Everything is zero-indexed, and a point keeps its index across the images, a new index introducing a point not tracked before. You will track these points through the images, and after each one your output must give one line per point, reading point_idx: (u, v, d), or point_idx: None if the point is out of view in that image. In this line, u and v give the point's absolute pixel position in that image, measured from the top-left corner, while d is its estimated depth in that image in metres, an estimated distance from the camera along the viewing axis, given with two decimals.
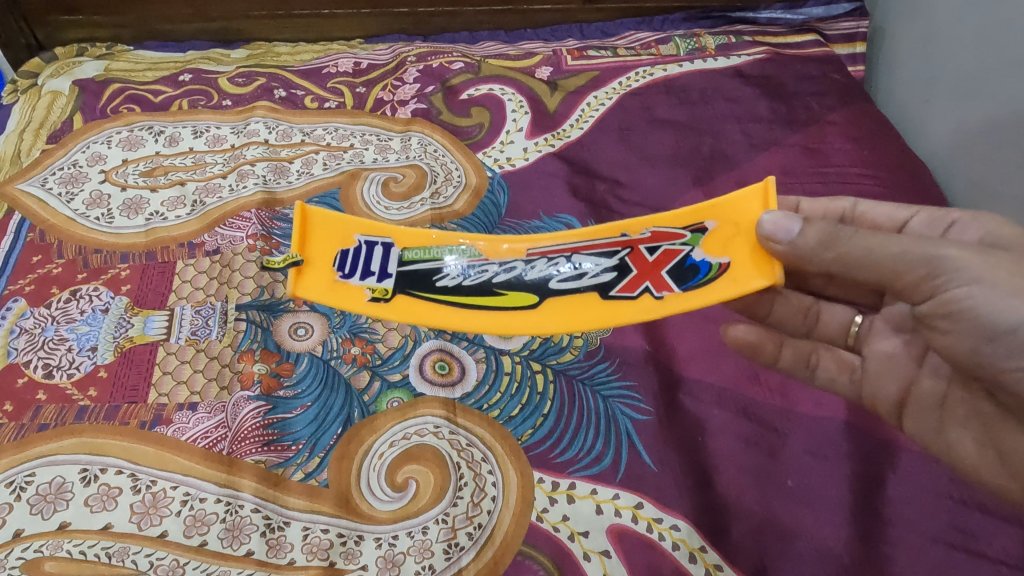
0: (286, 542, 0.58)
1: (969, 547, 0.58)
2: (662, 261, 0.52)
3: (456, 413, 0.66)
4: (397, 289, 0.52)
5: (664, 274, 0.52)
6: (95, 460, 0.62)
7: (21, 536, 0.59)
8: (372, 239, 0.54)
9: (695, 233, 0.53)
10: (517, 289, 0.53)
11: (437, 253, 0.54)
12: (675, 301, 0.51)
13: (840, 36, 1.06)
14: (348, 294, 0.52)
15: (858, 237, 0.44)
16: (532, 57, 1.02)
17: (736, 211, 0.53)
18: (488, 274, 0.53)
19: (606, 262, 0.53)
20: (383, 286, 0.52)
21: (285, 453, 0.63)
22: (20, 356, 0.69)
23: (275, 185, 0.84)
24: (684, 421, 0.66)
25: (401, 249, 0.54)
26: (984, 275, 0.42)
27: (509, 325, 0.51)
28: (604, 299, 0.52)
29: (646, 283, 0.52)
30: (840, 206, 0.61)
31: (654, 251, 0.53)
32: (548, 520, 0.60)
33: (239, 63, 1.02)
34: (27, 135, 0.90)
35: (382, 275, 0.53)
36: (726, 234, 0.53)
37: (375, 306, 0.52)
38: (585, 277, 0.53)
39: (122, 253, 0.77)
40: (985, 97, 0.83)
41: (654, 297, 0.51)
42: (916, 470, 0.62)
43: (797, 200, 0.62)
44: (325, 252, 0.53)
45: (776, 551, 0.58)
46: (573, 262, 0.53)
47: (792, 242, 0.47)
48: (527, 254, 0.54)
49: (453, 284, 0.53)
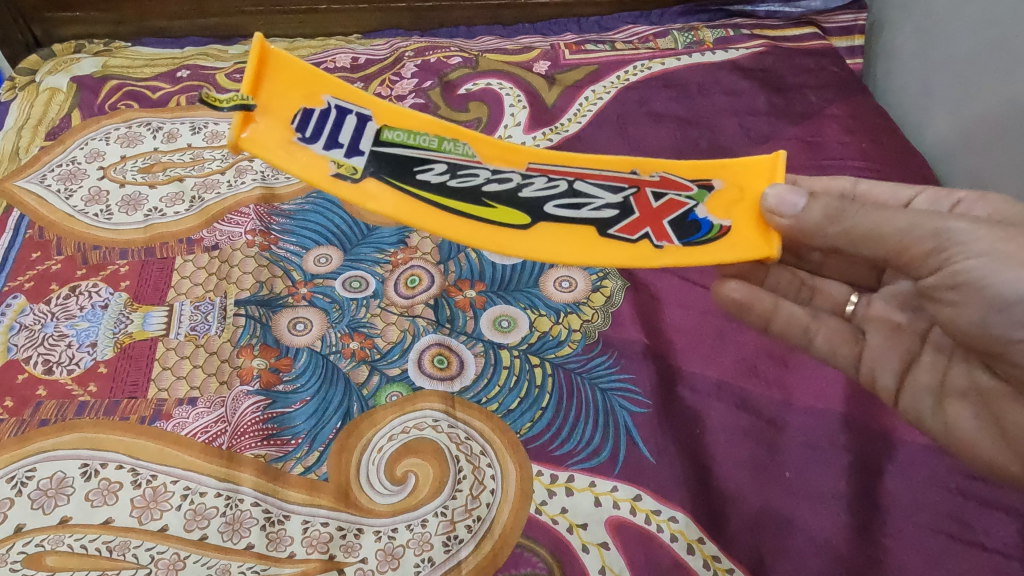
0: (287, 535, 0.59)
1: (966, 538, 0.58)
2: (667, 210, 0.48)
3: (455, 406, 0.66)
4: (369, 170, 0.45)
5: (665, 223, 0.47)
6: (95, 455, 0.63)
7: (22, 530, 0.59)
8: (346, 106, 0.46)
9: (701, 188, 0.49)
10: (507, 203, 0.46)
11: (428, 142, 0.46)
12: (679, 254, 0.47)
13: (839, 29, 1.06)
14: (306, 162, 0.44)
15: (863, 213, 0.44)
16: (530, 51, 1.02)
17: (746, 178, 0.50)
18: (478, 179, 0.46)
19: (610, 198, 0.48)
20: (350, 163, 0.45)
21: (284, 447, 0.63)
22: (21, 352, 0.69)
23: (273, 181, 0.84)
24: (683, 413, 0.66)
25: (381, 126, 0.46)
26: (984, 252, 0.42)
27: (486, 242, 0.45)
28: (600, 236, 0.47)
29: (646, 229, 0.47)
30: (840, 185, 0.61)
31: (660, 198, 0.48)
32: (547, 512, 0.60)
33: (237, 59, 1.02)
34: (25, 132, 0.90)
35: (351, 151, 0.45)
36: (730, 197, 0.49)
37: (337, 184, 0.44)
38: (584, 208, 0.47)
39: (122, 250, 0.77)
40: (983, 86, 0.83)
41: (652, 245, 0.47)
42: (912, 462, 0.62)
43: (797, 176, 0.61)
44: (285, 104, 0.44)
45: (773, 542, 0.59)
46: (575, 188, 0.47)
47: (798, 217, 0.45)
48: (528, 168, 0.47)
49: (437, 180, 0.46)
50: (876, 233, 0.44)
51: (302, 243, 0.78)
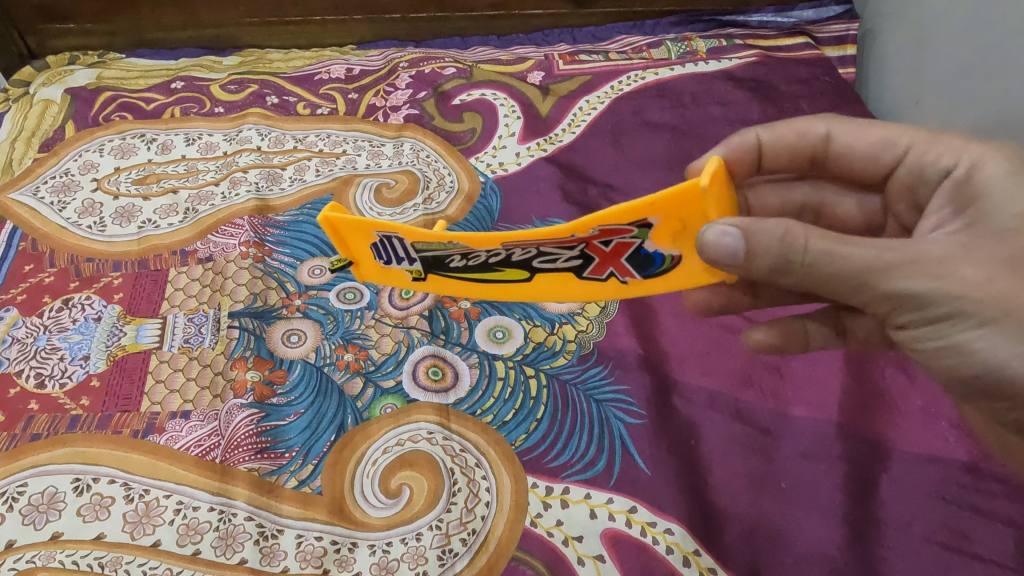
0: (280, 550, 0.58)
1: (962, 548, 0.58)
2: (619, 252, 0.46)
3: (450, 418, 0.66)
4: (428, 270, 0.53)
5: (623, 263, 0.47)
6: (88, 469, 0.62)
7: (14, 546, 0.58)
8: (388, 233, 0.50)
9: (642, 228, 0.43)
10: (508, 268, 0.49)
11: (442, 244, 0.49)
12: (644, 284, 0.48)
13: (831, 39, 1.08)
14: (397, 277, 0.56)
15: (809, 260, 0.40)
16: (525, 61, 1.03)
17: (687, 207, 0.42)
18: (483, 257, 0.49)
19: (569, 254, 0.46)
20: (416, 267, 0.53)
21: (278, 460, 0.63)
22: (13, 365, 0.69)
23: (267, 192, 0.84)
24: (678, 424, 0.66)
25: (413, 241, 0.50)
26: (981, 278, 0.40)
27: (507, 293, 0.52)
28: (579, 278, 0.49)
29: (609, 269, 0.47)
30: (809, 145, 0.54)
31: (608, 244, 0.45)
32: (542, 525, 0.60)
33: (232, 70, 1.02)
34: (19, 143, 0.90)
35: (411, 261, 0.52)
36: (673, 229, 0.44)
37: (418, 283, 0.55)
38: (558, 261, 0.47)
39: (115, 262, 0.77)
40: (976, 95, 0.84)
41: (618, 281, 0.48)
42: (907, 472, 0.62)
43: (757, 131, 0.54)
44: (362, 249, 0.54)
45: (769, 553, 0.59)
46: (541, 251, 0.46)
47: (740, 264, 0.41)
48: (505, 245, 0.46)
49: (461, 264, 0.50)
50: (828, 291, 0.42)
51: (297, 255, 0.78)
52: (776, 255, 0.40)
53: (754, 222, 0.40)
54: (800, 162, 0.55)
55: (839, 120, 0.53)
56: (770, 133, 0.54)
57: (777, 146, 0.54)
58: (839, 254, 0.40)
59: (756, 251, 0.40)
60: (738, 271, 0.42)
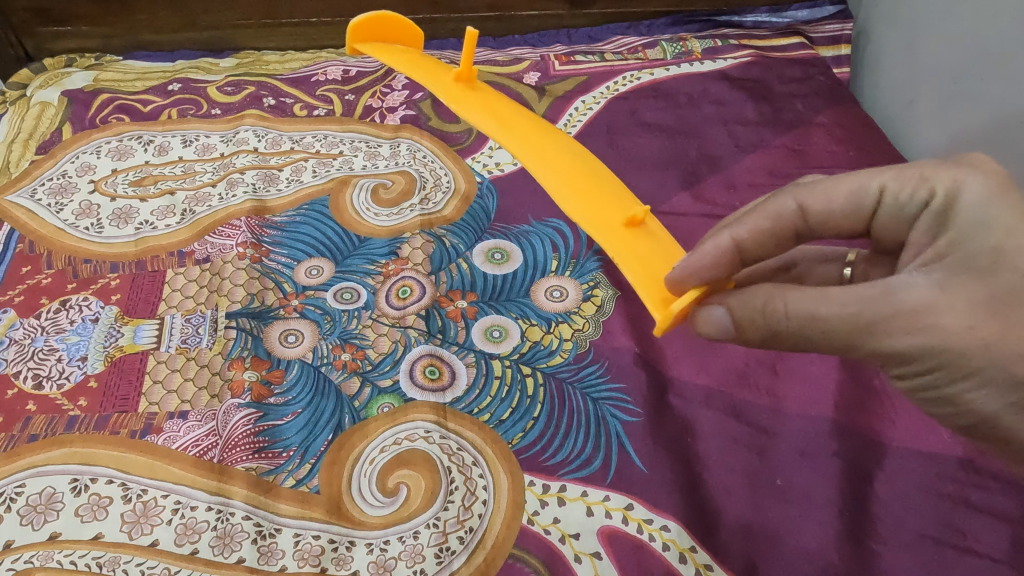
0: (278, 549, 0.58)
1: (957, 543, 0.58)
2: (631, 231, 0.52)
3: (447, 417, 0.66)
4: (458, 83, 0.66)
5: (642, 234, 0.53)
6: (85, 470, 0.62)
7: (11, 547, 0.58)
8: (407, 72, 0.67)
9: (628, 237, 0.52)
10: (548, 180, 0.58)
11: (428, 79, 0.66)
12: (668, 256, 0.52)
13: (825, 38, 1.10)
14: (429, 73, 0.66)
15: (792, 327, 0.41)
16: (520, 62, 1.03)
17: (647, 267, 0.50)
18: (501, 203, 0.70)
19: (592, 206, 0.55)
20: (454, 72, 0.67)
21: (276, 459, 0.63)
22: (10, 367, 0.69)
23: (264, 193, 0.84)
24: (674, 421, 0.66)
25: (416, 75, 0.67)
26: (961, 325, 0.38)
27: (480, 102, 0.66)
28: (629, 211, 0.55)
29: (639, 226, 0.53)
30: (788, 224, 0.46)
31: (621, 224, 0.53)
32: (539, 522, 0.60)
33: (228, 71, 1.03)
34: (16, 146, 0.90)
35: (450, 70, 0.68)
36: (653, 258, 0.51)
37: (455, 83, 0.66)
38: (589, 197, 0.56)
39: (112, 263, 0.77)
40: (970, 95, 0.84)
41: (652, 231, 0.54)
42: (903, 468, 0.62)
43: (727, 234, 0.45)
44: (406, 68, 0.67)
45: (765, 549, 0.59)
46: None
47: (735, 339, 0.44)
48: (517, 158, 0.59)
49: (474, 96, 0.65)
50: None
51: (293, 256, 0.78)
52: (763, 328, 0.43)
53: (737, 298, 0.43)
54: (785, 244, 0.47)
55: (804, 191, 0.45)
56: (740, 230, 0.45)
57: (755, 243, 0.46)
58: (818, 316, 0.40)
59: (744, 328, 0.43)
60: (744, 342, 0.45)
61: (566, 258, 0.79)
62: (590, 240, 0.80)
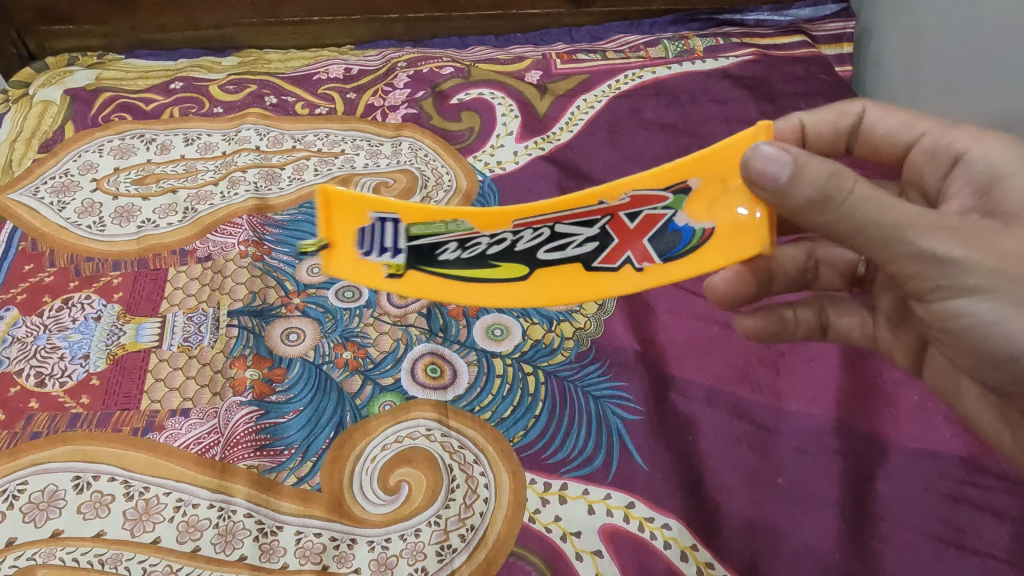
0: (280, 546, 0.59)
1: (959, 542, 0.58)
2: (645, 227, 0.45)
3: (448, 415, 0.66)
4: (410, 263, 0.47)
5: (644, 242, 0.45)
6: (88, 467, 0.62)
7: (14, 544, 0.59)
8: (385, 215, 0.49)
9: (678, 193, 0.44)
10: (507, 259, 0.46)
11: (440, 226, 0.47)
12: (661, 272, 0.44)
13: (828, 37, 1.08)
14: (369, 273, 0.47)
15: (850, 204, 0.39)
16: (522, 60, 1.03)
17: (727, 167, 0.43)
18: (481, 247, 0.46)
19: (587, 232, 0.45)
20: (396, 261, 0.47)
21: (278, 457, 0.63)
22: (13, 364, 0.69)
23: (266, 191, 0.84)
24: (676, 420, 0.66)
25: (409, 224, 0.48)
26: None
27: (487, 300, 0.46)
28: (586, 271, 0.45)
29: (626, 253, 0.45)
30: (847, 123, 0.55)
31: (636, 216, 0.45)
32: (540, 520, 0.60)
33: (230, 70, 1.03)
34: (19, 144, 0.91)
35: (395, 250, 0.48)
36: (713, 193, 0.44)
37: (392, 283, 0.47)
38: (568, 248, 0.46)
39: (115, 261, 0.77)
40: (972, 92, 0.84)
41: (632, 269, 0.44)
42: (905, 466, 0.62)
43: (799, 120, 0.56)
44: (347, 233, 0.49)
45: (767, 549, 0.59)
46: (555, 232, 0.46)
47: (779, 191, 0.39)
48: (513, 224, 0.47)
49: (453, 257, 0.47)
50: None
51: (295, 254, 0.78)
52: (823, 181, 0.39)
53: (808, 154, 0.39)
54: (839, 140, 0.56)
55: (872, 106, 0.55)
56: (811, 118, 0.56)
57: (819, 127, 0.56)
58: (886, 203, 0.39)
59: (805, 174, 0.39)
60: (773, 201, 0.40)
61: None
62: None
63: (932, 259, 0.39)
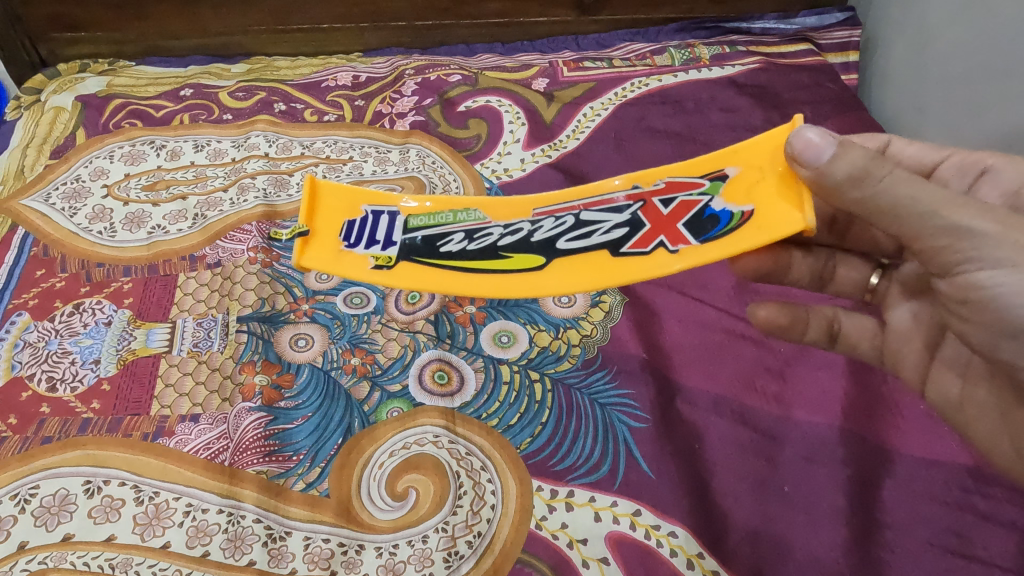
0: (288, 552, 0.59)
1: (965, 552, 0.58)
2: (678, 214, 0.46)
3: (455, 422, 0.67)
4: (401, 254, 0.47)
5: (679, 226, 0.45)
6: (98, 472, 0.63)
7: (26, 548, 0.59)
8: (380, 210, 0.49)
9: (714, 181, 0.47)
10: (523, 250, 0.46)
11: (448, 218, 0.48)
12: (696, 251, 0.44)
13: (834, 46, 1.07)
14: (349, 262, 0.46)
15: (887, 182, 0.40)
16: (529, 68, 1.04)
17: (762, 157, 0.47)
18: (494, 237, 0.47)
19: (617, 218, 0.47)
20: (387, 253, 0.47)
21: (286, 463, 0.64)
22: (25, 369, 0.70)
23: (275, 198, 0.85)
24: (682, 428, 0.67)
25: (408, 217, 0.49)
26: None
27: (514, 290, 0.45)
28: (615, 257, 0.45)
29: (660, 237, 0.45)
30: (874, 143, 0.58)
31: (670, 203, 0.47)
32: (547, 527, 0.60)
33: (239, 77, 1.04)
34: (31, 150, 0.91)
35: (387, 243, 0.47)
36: (748, 180, 0.46)
37: (377, 274, 0.46)
38: (595, 234, 0.46)
39: (125, 267, 0.78)
40: (978, 101, 0.84)
41: (667, 251, 0.45)
42: (911, 475, 0.62)
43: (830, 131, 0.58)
44: (332, 221, 0.48)
45: (773, 557, 0.59)
46: (581, 222, 0.47)
47: (820, 169, 0.41)
48: (535, 217, 0.48)
49: (459, 248, 0.47)
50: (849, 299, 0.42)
51: None
52: (861, 160, 0.41)
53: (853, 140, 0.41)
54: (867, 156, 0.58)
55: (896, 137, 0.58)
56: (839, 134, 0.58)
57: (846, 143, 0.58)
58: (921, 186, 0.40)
59: (847, 156, 0.40)
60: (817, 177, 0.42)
61: None
62: None
63: (964, 233, 0.40)
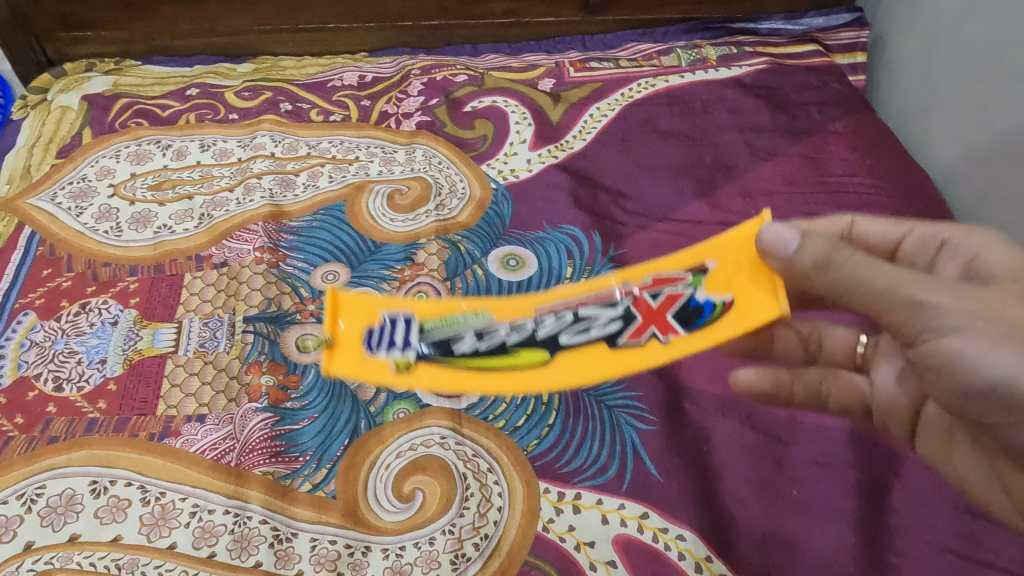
0: (295, 553, 0.59)
1: (975, 556, 0.58)
2: (666, 305, 0.46)
3: (462, 423, 0.66)
4: (420, 358, 0.44)
5: (669, 317, 0.46)
6: (105, 472, 0.63)
7: (32, 548, 0.59)
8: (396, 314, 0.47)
9: (695, 273, 0.48)
10: (528, 347, 0.45)
11: (459, 320, 0.47)
12: (686, 343, 0.45)
13: (841, 47, 1.07)
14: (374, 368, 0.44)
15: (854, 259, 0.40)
16: (535, 68, 1.04)
17: (736, 249, 0.49)
18: (501, 336, 0.46)
19: (612, 311, 0.46)
20: (407, 355, 0.44)
21: (293, 464, 0.64)
22: (31, 369, 0.70)
23: (282, 198, 0.85)
24: (690, 430, 0.66)
25: (422, 319, 0.47)
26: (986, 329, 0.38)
27: (518, 387, 0.44)
28: (613, 350, 0.45)
29: (651, 329, 0.45)
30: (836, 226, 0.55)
31: (657, 296, 0.47)
32: (554, 530, 0.60)
33: (245, 77, 1.03)
34: (37, 150, 0.91)
35: (406, 346, 0.45)
36: (725, 273, 0.48)
37: (400, 378, 0.44)
38: (592, 329, 0.46)
39: (131, 266, 0.78)
40: (987, 103, 0.83)
41: (660, 342, 0.45)
42: (921, 480, 0.62)
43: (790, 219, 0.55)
44: (352, 331, 0.46)
45: (782, 561, 0.58)
46: (578, 316, 0.47)
47: (790, 260, 0.43)
48: (535, 312, 0.47)
49: (470, 348, 0.45)
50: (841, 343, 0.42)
51: (310, 260, 0.79)
52: (824, 248, 0.41)
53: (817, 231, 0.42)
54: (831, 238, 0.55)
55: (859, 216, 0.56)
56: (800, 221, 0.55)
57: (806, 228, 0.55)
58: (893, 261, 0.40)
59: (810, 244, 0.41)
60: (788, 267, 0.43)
61: (581, 266, 0.77)
62: (605, 247, 0.80)
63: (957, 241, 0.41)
